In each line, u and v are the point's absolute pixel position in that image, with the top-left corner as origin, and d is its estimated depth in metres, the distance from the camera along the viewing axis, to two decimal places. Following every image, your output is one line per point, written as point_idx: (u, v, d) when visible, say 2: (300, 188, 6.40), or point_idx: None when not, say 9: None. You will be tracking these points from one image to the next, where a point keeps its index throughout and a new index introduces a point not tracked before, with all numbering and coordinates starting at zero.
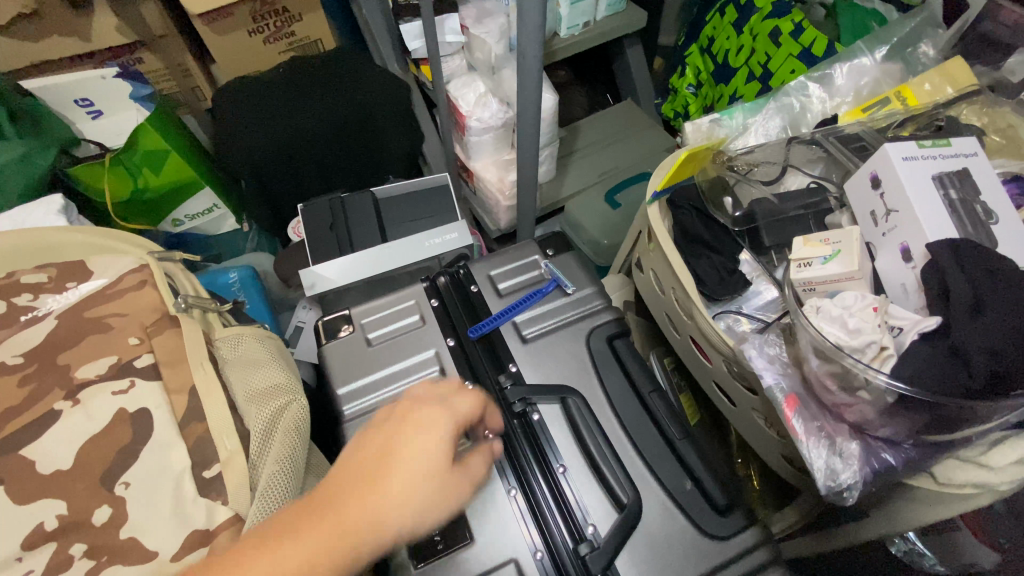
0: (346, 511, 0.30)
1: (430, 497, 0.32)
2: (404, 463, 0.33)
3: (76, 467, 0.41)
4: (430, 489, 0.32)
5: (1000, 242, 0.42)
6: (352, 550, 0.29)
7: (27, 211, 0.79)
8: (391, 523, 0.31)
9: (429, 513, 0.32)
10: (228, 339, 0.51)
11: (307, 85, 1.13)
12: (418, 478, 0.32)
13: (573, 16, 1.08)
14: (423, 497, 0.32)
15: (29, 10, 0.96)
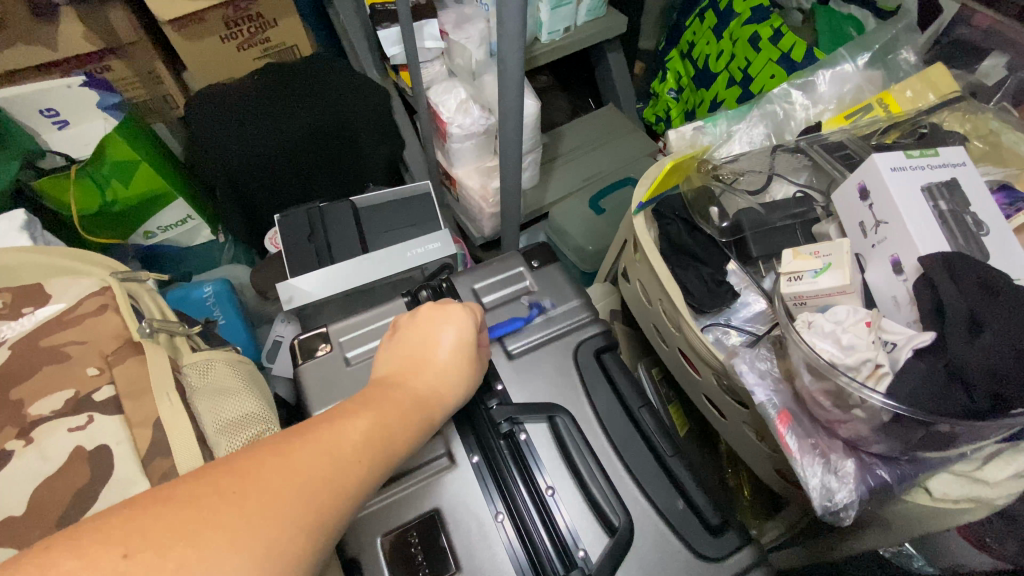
0: (420, 381, 0.45)
1: (469, 367, 0.49)
2: (451, 346, 0.49)
3: (27, 513, 0.37)
4: (467, 371, 0.49)
5: (990, 254, 0.42)
6: (430, 406, 0.44)
7: None
8: (452, 390, 0.47)
9: (472, 376, 0.49)
10: (196, 365, 0.49)
11: (286, 90, 1.10)
12: (460, 351, 0.49)
13: (554, 22, 1.07)
14: (464, 368, 0.48)
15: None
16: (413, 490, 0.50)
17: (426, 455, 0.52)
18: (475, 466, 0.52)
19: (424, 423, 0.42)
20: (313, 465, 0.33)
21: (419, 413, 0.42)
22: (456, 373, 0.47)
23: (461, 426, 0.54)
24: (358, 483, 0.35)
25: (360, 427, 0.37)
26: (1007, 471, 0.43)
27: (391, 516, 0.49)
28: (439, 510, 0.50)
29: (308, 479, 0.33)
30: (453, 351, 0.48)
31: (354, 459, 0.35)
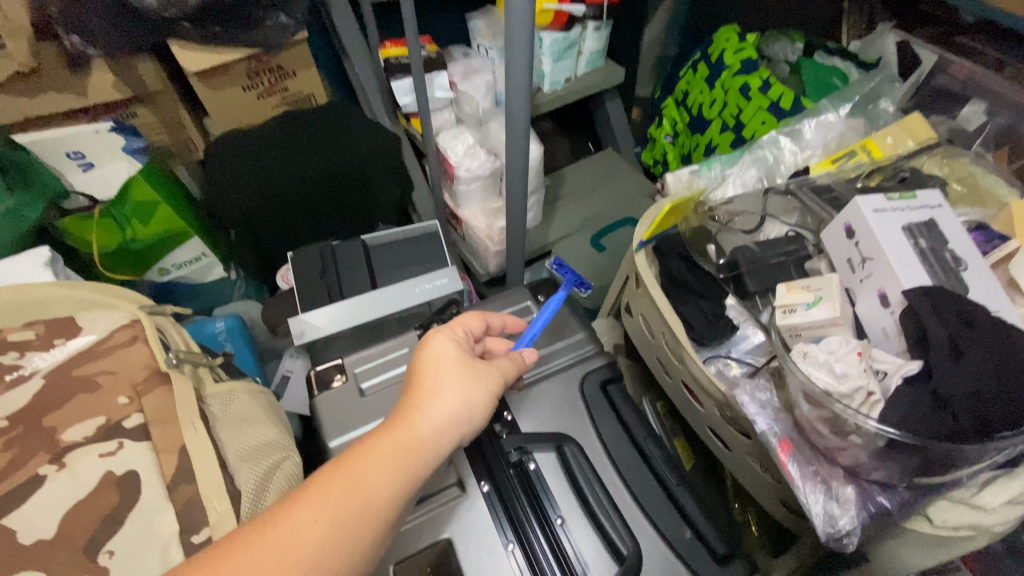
0: (411, 408, 0.43)
1: (467, 385, 0.46)
2: (448, 375, 0.46)
3: (58, 537, 0.38)
4: (468, 398, 0.45)
5: (970, 288, 0.44)
6: (418, 442, 0.41)
7: (14, 262, 0.80)
8: (450, 423, 0.43)
9: (471, 393, 0.46)
10: (219, 396, 0.51)
11: (301, 136, 1.16)
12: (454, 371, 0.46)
13: (555, 73, 1.15)
14: (462, 386, 0.46)
15: (29, 68, 0.98)
16: (424, 518, 0.51)
17: (436, 483, 0.53)
18: (485, 494, 0.53)
19: (414, 457, 0.41)
20: (282, 533, 0.34)
21: (403, 461, 0.40)
22: (451, 394, 0.45)
23: (471, 455, 0.55)
24: (326, 542, 0.35)
25: (330, 493, 0.37)
26: (1003, 497, 0.44)
27: (402, 544, 0.50)
28: (450, 538, 0.50)
29: (274, 548, 0.34)
30: (449, 380, 0.45)
31: (325, 513, 0.36)
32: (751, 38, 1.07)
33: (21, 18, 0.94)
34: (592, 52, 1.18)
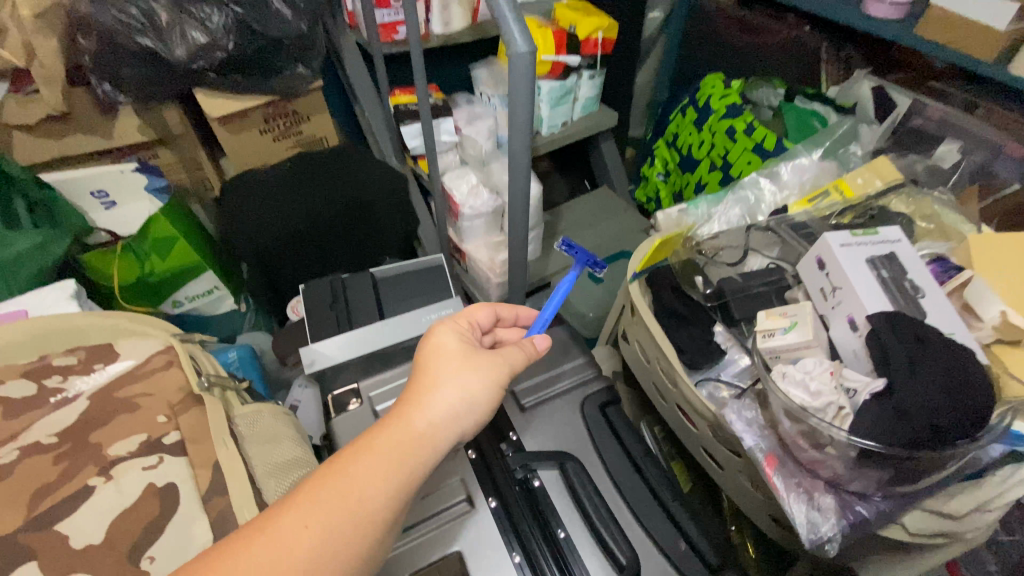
0: (409, 404, 0.46)
1: (465, 378, 0.48)
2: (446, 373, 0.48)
3: (105, 543, 0.42)
4: (466, 394, 0.47)
5: (927, 313, 0.50)
6: (416, 438, 0.43)
7: (42, 296, 0.84)
8: (447, 418, 0.46)
9: (469, 385, 0.48)
10: (247, 416, 0.55)
11: (315, 175, 1.24)
12: (453, 365, 0.49)
13: (553, 117, 1.23)
14: (460, 383, 0.48)
15: (59, 111, 1.06)
16: (435, 533, 0.54)
17: (446, 500, 0.56)
18: (493, 510, 0.56)
19: (410, 453, 0.42)
20: (284, 528, 0.36)
21: (401, 456, 0.42)
22: (451, 390, 0.47)
23: (479, 473, 0.59)
24: (326, 535, 0.37)
25: (331, 488, 0.39)
26: (971, 506, 0.49)
27: (414, 558, 0.53)
28: (460, 551, 0.54)
29: (277, 543, 0.36)
30: (448, 377, 0.48)
31: (318, 516, 0.38)
32: (735, 85, 1.16)
33: (55, 66, 0.99)
34: (587, 98, 1.27)
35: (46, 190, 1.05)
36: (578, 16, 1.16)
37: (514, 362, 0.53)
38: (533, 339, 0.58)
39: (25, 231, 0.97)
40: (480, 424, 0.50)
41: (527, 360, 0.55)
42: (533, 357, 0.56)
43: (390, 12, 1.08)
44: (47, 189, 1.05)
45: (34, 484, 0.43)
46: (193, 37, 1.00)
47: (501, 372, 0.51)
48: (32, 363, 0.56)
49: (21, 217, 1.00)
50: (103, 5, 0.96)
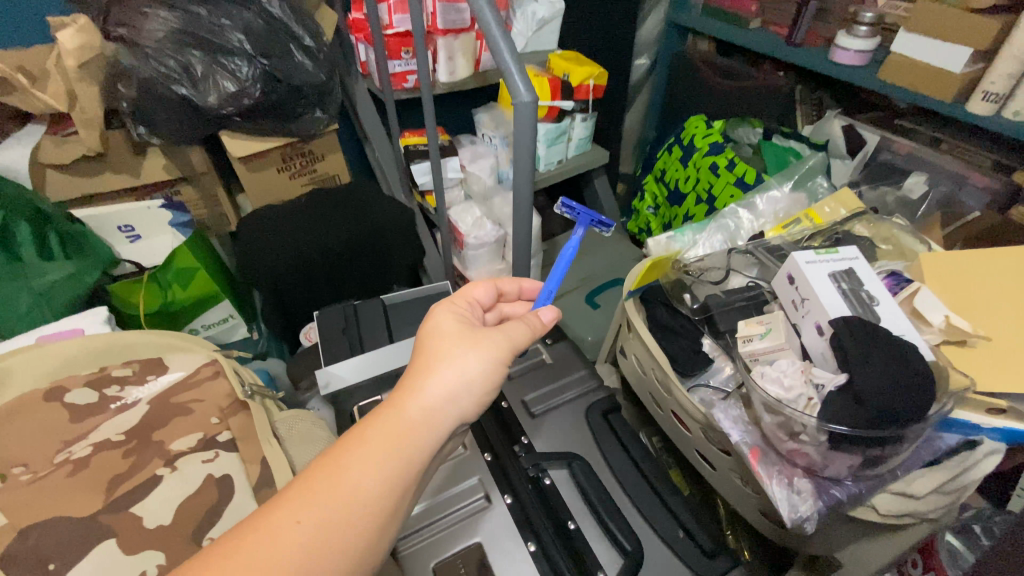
0: (403, 390, 0.46)
1: (461, 358, 0.48)
2: (442, 358, 0.48)
3: (173, 524, 0.48)
4: (461, 377, 0.48)
5: (882, 318, 0.58)
6: (411, 425, 0.44)
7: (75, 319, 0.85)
8: (445, 403, 0.46)
9: (463, 366, 0.48)
10: (286, 420, 0.61)
11: (329, 212, 1.32)
12: (449, 348, 0.49)
13: (550, 155, 1.34)
14: (457, 367, 0.48)
15: (94, 151, 1.09)
16: (458, 526, 0.60)
17: (466, 497, 0.62)
18: (509, 505, 0.62)
19: (405, 439, 0.43)
20: (281, 523, 0.37)
21: (396, 444, 0.43)
22: (447, 374, 0.47)
23: (495, 473, 0.65)
24: (325, 526, 0.38)
25: (326, 481, 0.40)
26: (927, 487, 0.56)
27: (439, 547, 0.58)
28: (481, 542, 0.59)
29: (274, 539, 0.36)
30: (442, 362, 0.48)
31: (313, 509, 0.38)
32: (717, 126, 1.28)
33: (96, 110, 1.03)
34: (580, 138, 1.39)
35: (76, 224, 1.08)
36: (572, 65, 1.27)
37: (515, 339, 0.53)
38: (538, 312, 0.59)
39: (59, 262, 1.01)
40: (481, 404, 0.50)
41: (530, 336, 0.55)
42: (537, 332, 0.56)
43: (402, 62, 1.19)
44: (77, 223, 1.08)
45: (108, 475, 0.50)
46: (224, 87, 1.05)
47: (501, 349, 0.51)
48: (92, 374, 0.62)
49: (54, 249, 1.05)
50: (145, 58, 1.01)
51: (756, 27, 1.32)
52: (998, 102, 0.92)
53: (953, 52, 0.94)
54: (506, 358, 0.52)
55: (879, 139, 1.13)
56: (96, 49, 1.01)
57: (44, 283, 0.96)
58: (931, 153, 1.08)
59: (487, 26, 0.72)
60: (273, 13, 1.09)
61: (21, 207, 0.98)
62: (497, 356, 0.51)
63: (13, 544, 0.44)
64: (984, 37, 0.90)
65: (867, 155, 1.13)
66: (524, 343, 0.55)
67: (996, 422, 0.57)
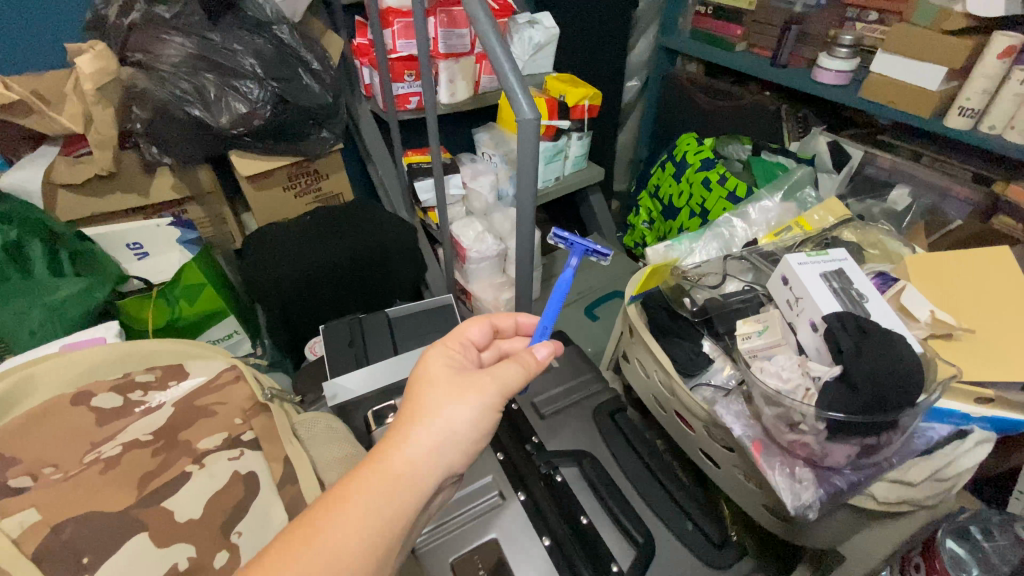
0: (390, 442, 0.45)
1: (450, 407, 0.47)
2: (430, 406, 0.48)
3: (203, 518, 0.50)
4: (448, 428, 0.47)
5: (872, 313, 0.63)
6: (395, 480, 0.43)
7: (87, 333, 0.84)
8: (430, 456, 0.45)
9: (450, 415, 0.47)
10: (306, 421, 0.67)
11: (329, 229, 1.30)
12: (437, 396, 0.49)
13: (547, 173, 1.39)
14: (445, 417, 0.47)
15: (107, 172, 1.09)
16: (474, 522, 0.62)
17: (480, 495, 0.64)
18: (523, 502, 0.64)
19: (390, 495, 0.42)
20: None
21: (379, 501, 0.41)
22: (434, 424, 0.46)
23: (508, 472, 0.67)
24: None
25: (303, 543, 0.38)
26: (924, 475, 0.59)
27: (457, 543, 0.60)
28: (497, 538, 0.61)
29: None
30: (429, 412, 0.47)
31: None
32: (708, 143, 1.34)
33: (111, 132, 1.04)
34: (576, 156, 1.43)
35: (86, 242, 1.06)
36: (567, 87, 1.33)
37: (506, 381, 0.52)
38: (532, 350, 0.57)
39: (70, 277, 0.98)
40: (468, 453, 0.49)
41: (524, 376, 0.53)
42: (532, 372, 0.54)
43: (405, 85, 1.22)
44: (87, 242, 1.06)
45: (139, 472, 0.52)
46: (236, 108, 1.08)
47: (492, 394, 0.50)
48: (117, 379, 0.64)
49: (63, 264, 1.01)
50: (160, 82, 1.04)
51: (741, 49, 1.38)
52: (974, 117, 0.98)
53: (930, 71, 1.00)
54: (496, 401, 0.50)
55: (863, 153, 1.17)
56: (113, 74, 1.02)
57: (57, 299, 0.93)
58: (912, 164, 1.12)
59: (492, 51, 0.76)
60: (282, 38, 1.12)
61: (33, 227, 1.00)
62: (486, 401, 0.50)
63: (47, 538, 0.46)
64: (958, 56, 0.96)
65: (852, 169, 1.17)
66: (517, 384, 0.53)
67: (986, 412, 0.61)
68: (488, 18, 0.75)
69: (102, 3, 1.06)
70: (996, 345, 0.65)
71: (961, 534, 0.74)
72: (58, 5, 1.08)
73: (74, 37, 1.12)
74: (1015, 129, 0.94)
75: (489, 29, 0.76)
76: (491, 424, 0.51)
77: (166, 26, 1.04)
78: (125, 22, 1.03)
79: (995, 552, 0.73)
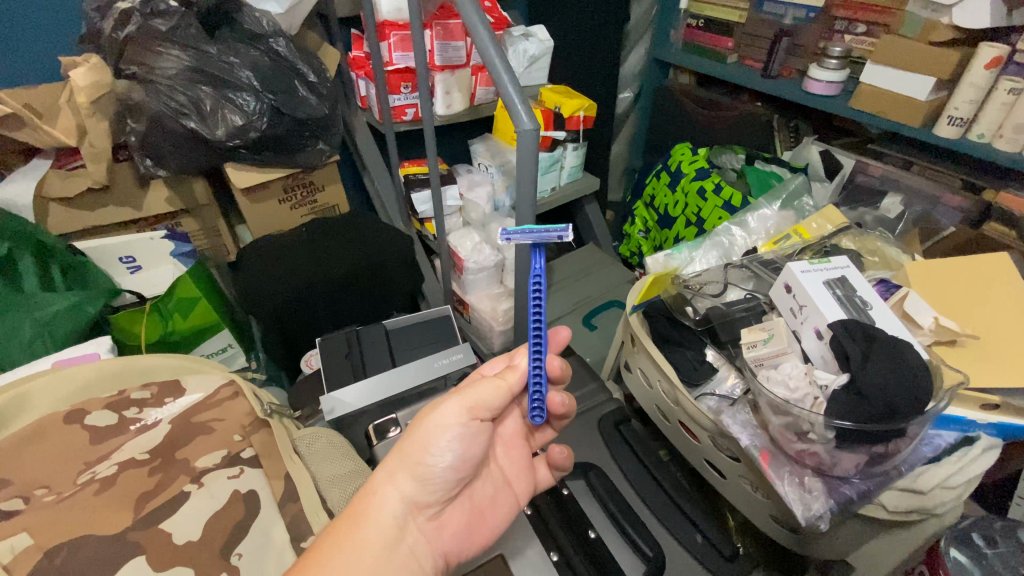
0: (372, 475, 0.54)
1: (413, 435, 0.55)
2: (403, 437, 0.55)
3: (203, 538, 0.49)
4: (409, 456, 0.54)
5: (876, 321, 0.63)
6: (364, 510, 0.51)
7: (79, 348, 0.82)
8: (392, 483, 0.53)
9: (414, 443, 0.55)
10: (306, 437, 0.66)
11: (327, 244, 1.27)
12: (410, 426, 0.56)
13: (543, 183, 1.39)
14: (409, 444, 0.55)
15: (101, 185, 1.07)
16: None
17: None
18: (530, 516, 0.65)
19: (357, 525, 0.50)
20: None
21: (349, 529, 0.50)
22: (396, 454, 0.54)
23: None
24: None
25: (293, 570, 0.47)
26: (932, 482, 0.59)
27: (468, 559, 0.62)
28: (502, 554, 0.62)
29: None
30: (400, 443, 0.55)
31: None
32: (702, 153, 1.34)
33: (105, 144, 1.03)
34: (572, 167, 1.44)
35: (78, 258, 1.02)
36: (562, 98, 1.34)
37: (478, 398, 0.56)
38: (514, 362, 0.59)
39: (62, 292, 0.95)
40: (445, 471, 0.55)
41: (498, 391, 0.57)
42: (507, 383, 0.57)
43: (401, 97, 1.22)
44: (79, 258, 1.03)
45: (136, 492, 0.51)
46: (232, 120, 1.07)
47: (461, 413, 0.55)
48: (112, 396, 0.63)
49: (54, 278, 0.99)
50: (155, 94, 1.03)
51: (733, 61, 1.40)
52: (963, 126, 0.99)
53: (919, 82, 1.02)
54: (463, 415, 0.55)
55: (855, 161, 1.18)
56: (108, 87, 1.01)
57: (46, 314, 0.91)
58: (904, 172, 1.14)
59: (491, 61, 0.76)
60: (279, 50, 1.11)
61: (25, 240, 0.96)
62: (446, 417, 0.55)
63: (40, 564, 0.44)
64: (946, 67, 0.97)
65: (844, 178, 1.18)
66: (495, 399, 0.57)
67: (992, 418, 0.62)
68: (486, 31, 0.75)
69: (98, 15, 1.05)
70: (997, 350, 0.66)
71: (963, 539, 0.74)
72: (53, 16, 1.07)
73: (68, 48, 1.11)
74: (1004, 138, 0.95)
75: (488, 41, 0.76)
76: (471, 440, 0.56)
77: (162, 38, 1.02)
78: (122, 34, 1.03)
79: (998, 558, 0.73)
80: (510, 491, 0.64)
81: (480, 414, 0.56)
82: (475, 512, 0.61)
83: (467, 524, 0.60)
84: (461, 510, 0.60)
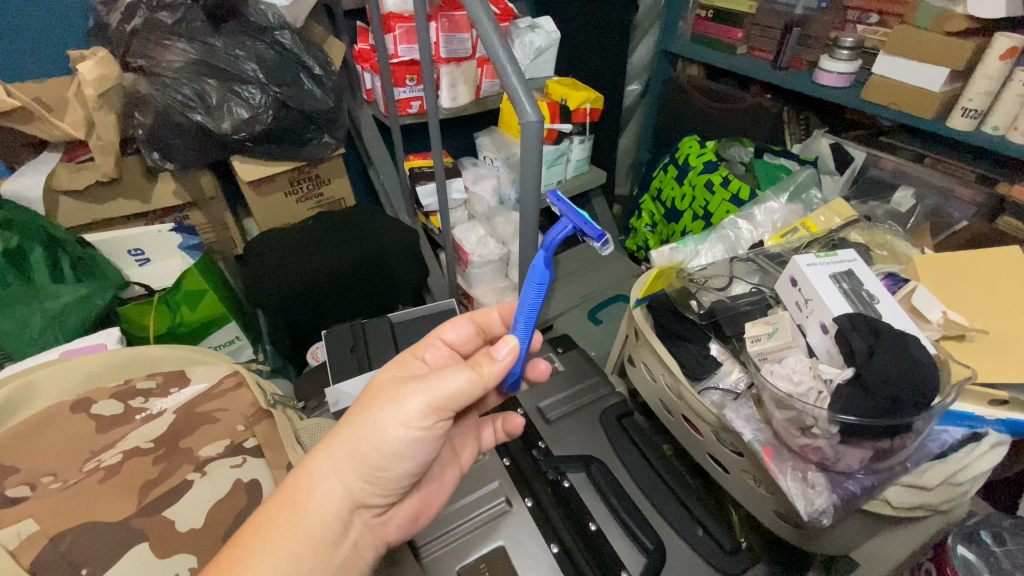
0: (312, 458, 0.51)
1: (366, 423, 0.51)
2: (355, 422, 0.52)
3: (206, 526, 0.51)
4: (354, 453, 0.50)
5: (883, 315, 0.62)
6: (300, 502, 0.48)
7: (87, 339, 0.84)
8: (333, 480, 0.50)
9: (366, 435, 0.51)
10: (308, 430, 0.67)
11: (332, 235, 1.27)
12: (365, 411, 0.52)
13: (549, 176, 1.37)
14: (358, 437, 0.51)
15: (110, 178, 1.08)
16: (484, 524, 0.64)
17: (487, 502, 0.66)
18: (531, 508, 0.66)
19: (290, 519, 0.47)
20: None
21: (283, 514, 0.48)
22: (341, 444, 0.50)
23: (515, 479, 0.69)
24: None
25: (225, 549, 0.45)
26: (938, 477, 0.59)
27: (467, 549, 0.62)
28: (503, 545, 0.63)
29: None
30: (350, 430, 0.51)
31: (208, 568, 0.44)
32: (710, 145, 1.33)
33: (112, 137, 1.03)
34: (579, 159, 1.42)
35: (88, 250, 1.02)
36: (569, 90, 1.33)
37: (447, 391, 0.52)
38: (494, 351, 0.54)
39: (69, 284, 0.96)
40: (396, 471, 0.52)
41: (470, 388, 0.52)
42: (483, 376, 0.53)
43: (406, 90, 1.21)
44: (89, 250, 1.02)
45: (139, 480, 0.52)
46: (238, 113, 1.07)
47: (427, 404, 0.51)
48: (118, 386, 0.64)
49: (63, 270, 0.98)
50: (161, 86, 1.03)
51: (742, 52, 1.38)
52: (977, 117, 0.97)
53: (932, 73, 0.99)
54: (424, 409, 0.51)
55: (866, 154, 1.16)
56: (115, 80, 1.02)
57: (57, 306, 0.93)
58: (915, 165, 1.12)
59: (493, 50, 0.75)
60: (284, 43, 1.11)
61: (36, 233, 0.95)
62: (407, 415, 0.51)
63: (45, 550, 0.45)
64: (960, 58, 0.95)
65: (854, 171, 1.16)
66: (464, 395, 0.52)
67: (1000, 413, 0.61)
68: (489, 19, 0.74)
69: (105, 10, 1.06)
70: (1009, 345, 0.65)
71: (972, 537, 0.73)
72: (63, 11, 1.08)
73: (79, 43, 1.12)
74: (1018, 130, 0.93)
75: (491, 32, 0.75)
76: (428, 440, 0.52)
77: (169, 32, 1.03)
78: (129, 28, 1.03)
79: (1007, 556, 0.71)
80: (456, 462, 0.65)
81: (445, 413, 0.53)
82: (426, 508, 0.60)
83: (415, 515, 0.59)
84: (410, 497, 0.59)
